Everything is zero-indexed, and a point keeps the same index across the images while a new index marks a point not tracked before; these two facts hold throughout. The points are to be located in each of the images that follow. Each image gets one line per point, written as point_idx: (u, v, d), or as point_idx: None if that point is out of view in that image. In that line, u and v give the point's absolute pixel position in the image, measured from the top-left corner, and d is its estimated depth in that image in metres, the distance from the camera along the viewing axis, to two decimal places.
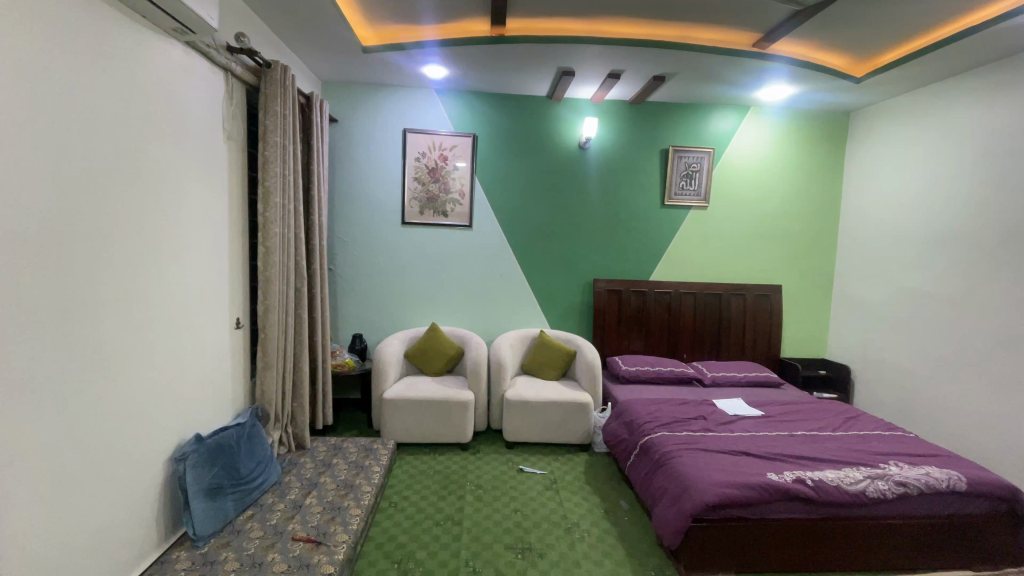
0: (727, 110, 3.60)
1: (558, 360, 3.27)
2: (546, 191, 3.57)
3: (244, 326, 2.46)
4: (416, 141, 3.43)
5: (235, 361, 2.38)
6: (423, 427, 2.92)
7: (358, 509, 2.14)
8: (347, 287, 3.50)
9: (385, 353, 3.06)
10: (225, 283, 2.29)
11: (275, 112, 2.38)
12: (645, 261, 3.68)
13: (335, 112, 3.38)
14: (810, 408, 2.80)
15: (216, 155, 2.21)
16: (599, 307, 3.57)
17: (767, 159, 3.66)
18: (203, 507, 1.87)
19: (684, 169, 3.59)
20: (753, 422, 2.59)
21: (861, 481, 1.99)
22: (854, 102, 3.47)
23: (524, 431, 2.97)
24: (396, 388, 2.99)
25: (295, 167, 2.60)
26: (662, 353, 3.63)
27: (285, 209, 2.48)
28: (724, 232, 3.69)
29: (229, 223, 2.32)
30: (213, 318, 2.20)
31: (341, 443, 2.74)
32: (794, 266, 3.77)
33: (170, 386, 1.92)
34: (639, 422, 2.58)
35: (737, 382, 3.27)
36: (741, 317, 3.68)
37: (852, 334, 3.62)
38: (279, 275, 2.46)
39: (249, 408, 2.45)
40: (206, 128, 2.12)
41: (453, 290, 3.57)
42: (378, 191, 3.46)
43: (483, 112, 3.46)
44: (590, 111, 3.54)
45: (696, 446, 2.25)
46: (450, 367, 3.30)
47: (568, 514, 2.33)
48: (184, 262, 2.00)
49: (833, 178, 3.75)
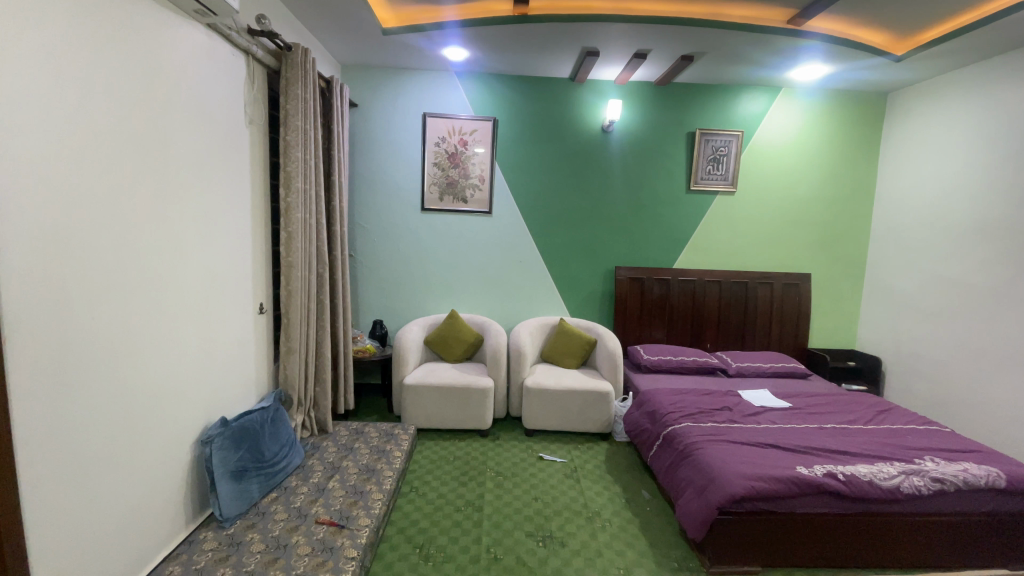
0: (756, 91, 3.47)
1: (578, 348, 3.23)
2: (568, 177, 3.50)
3: (267, 311, 2.47)
4: (436, 125, 3.39)
5: (259, 345, 2.40)
6: (443, 413, 2.92)
7: (380, 493, 2.15)
8: (368, 273, 3.50)
9: (405, 339, 3.06)
10: (248, 268, 2.30)
11: (296, 96, 2.36)
12: (669, 248, 3.59)
13: (356, 96, 3.36)
14: (840, 401, 2.71)
15: (238, 141, 2.20)
16: (621, 294, 3.51)
17: (798, 143, 3.52)
18: (229, 488, 1.90)
19: (711, 154, 3.48)
20: (780, 414, 2.52)
21: (895, 476, 1.92)
22: (893, 82, 3.31)
23: (543, 419, 2.95)
24: (416, 375, 2.99)
25: (316, 152, 2.59)
26: (685, 342, 3.56)
27: (307, 194, 2.47)
28: (751, 218, 3.58)
29: (252, 209, 2.32)
30: (237, 303, 2.22)
31: (363, 428, 2.76)
32: (824, 254, 3.65)
33: (195, 371, 1.94)
34: (662, 411, 2.54)
35: (762, 373, 3.19)
36: (768, 306, 3.58)
37: (884, 325, 3.50)
38: (301, 261, 2.46)
39: (273, 392, 2.47)
40: (228, 114, 2.12)
41: (473, 277, 3.54)
42: (398, 176, 3.43)
43: (504, 95, 3.39)
44: (614, 93, 3.44)
45: (721, 437, 2.20)
46: (470, 354, 3.29)
47: (589, 503, 2.31)
48: (208, 248, 2.02)
49: (868, 162, 3.59)
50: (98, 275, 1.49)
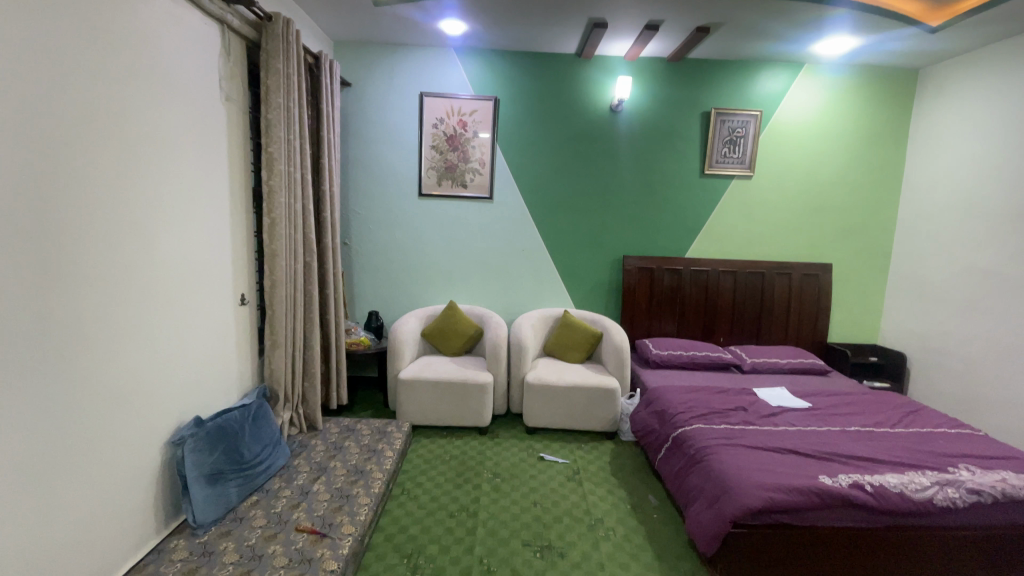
0: (777, 68, 3.23)
1: (583, 342, 3.07)
2: (573, 160, 3.30)
3: (249, 303, 2.32)
4: (433, 106, 3.20)
5: (242, 338, 2.26)
6: (439, 410, 2.77)
7: (367, 497, 2.01)
8: (363, 262, 3.35)
9: (400, 332, 2.91)
10: (227, 257, 2.15)
11: (277, 71, 2.19)
12: (681, 236, 3.39)
13: (348, 75, 3.18)
14: (863, 401, 2.52)
15: (213, 119, 2.04)
16: (629, 285, 3.33)
17: (821, 123, 3.29)
18: (203, 493, 1.77)
19: (727, 135, 3.26)
20: (799, 415, 2.34)
21: (928, 487, 1.73)
22: (926, 57, 3.05)
23: (545, 416, 2.80)
24: (412, 369, 2.84)
25: (301, 133, 2.42)
26: (696, 336, 3.38)
27: (291, 178, 2.30)
28: (769, 205, 3.36)
29: (231, 192, 2.16)
30: (215, 295, 2.08)
31: (355, 425, 2.62)
32: (847, 243, 3.42)
33: (165, 369, 1.80)
34: (672, 412, 2.36)
35: (779, 369, 3.00)
36: (785, 298, 3.37)
37: (910, 319, 3.28)
38: (286, 249, 2.30)
39: (257, 388, 2.34)
40: (201, 90, 1.95)
41: (472, 266, 3.38)
42: (394, 159, 3.26)
43: (505, 73, 3.19)
44: (623, 70, 3.22)
45: (735, 442, 2.02)
46: (469, 347, 3.14)
47: (592, 509, 2.16)
48: (181, 236, 1.87)
49: (897, 144, 3.34)
50: (45, 264, 1.34)
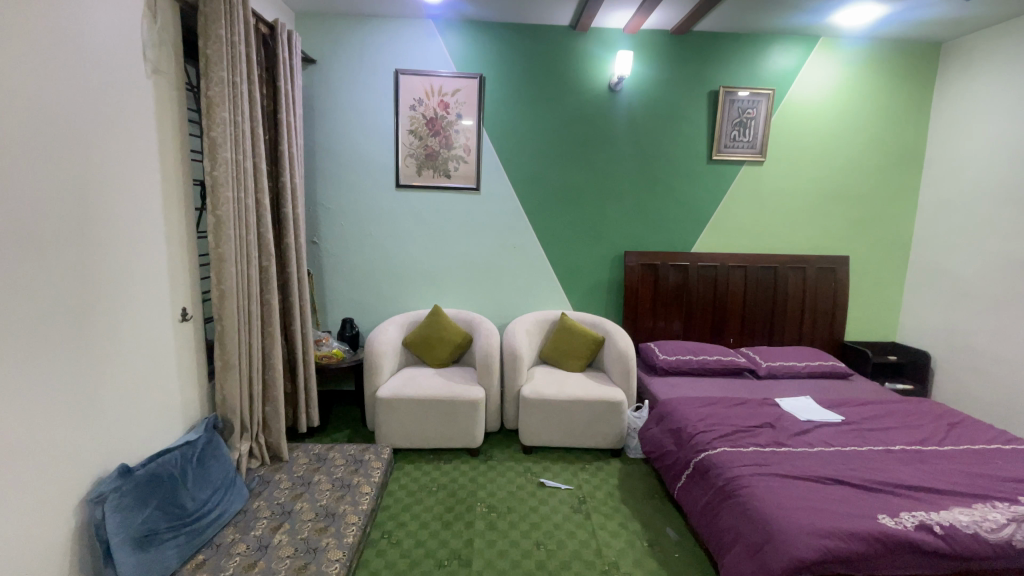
0: (791, 42, 2.93)
1: (583, 348, 2.76)
2: (569, 145, 2.97)
3: (195, 318, 1.94)
4: (410, 85, 2.84)
5: (185, 360, 1.89)
6: (425, 431, 2.44)
7: (338, 550, 1.68)
8: (335, 263, 2.99)
9: (377, 342, 2.57)
10: (163, 265, 1.76)
11: (218, 37, 1.78)
12: (687, 228, 3.10)
13: (312, 51, 2.80)
14: (897, 413, 2.28)
15: (136, 94, 1.63)
16: (631, 283, 3.03)
17: (837, 103, 3.01)
18: (132, 562, 1.42)
19: (736, 117, 2.96)
20: (833, 432, 2.07)
21: (1004, 526, 1.47)
22: (954, 29, 2.77)
23: (543, 434, 2.49)
24: (392, 385, 2.50)
25: (252, 115, 2.03)
26: (705, 337, 3.10)
27: (240, 168, 1.92)
28: (781, 193, 3.09)
29: (166, 186, 1.77)
30: (147, 311, 1.69)
31: (327, 452, 2.28)
32: (863, 233, 3.16)
33: (79, 411, 1.42)
34: (690, 431, 2.07)
35: (797, 374, 2.74)
36: (799, 295, 3.11)
37: (932, 315, 3.05)
38: (236, 253, 1.93)
39: (208, 418, 1.98)
40: (117, 59, 1.55)
41: (459, 266, 3.04)
42: (367, 147, 2.90)
43: (491, 48, 2.84)
44: (623, 44, 2.89)
45: (771, 471, 1.74)
46: (456, 356, 2.81)
47: (604, 550, 1.86)
48: (94, 242, 1.48)
49: (917, 125, 3.08)
50: None
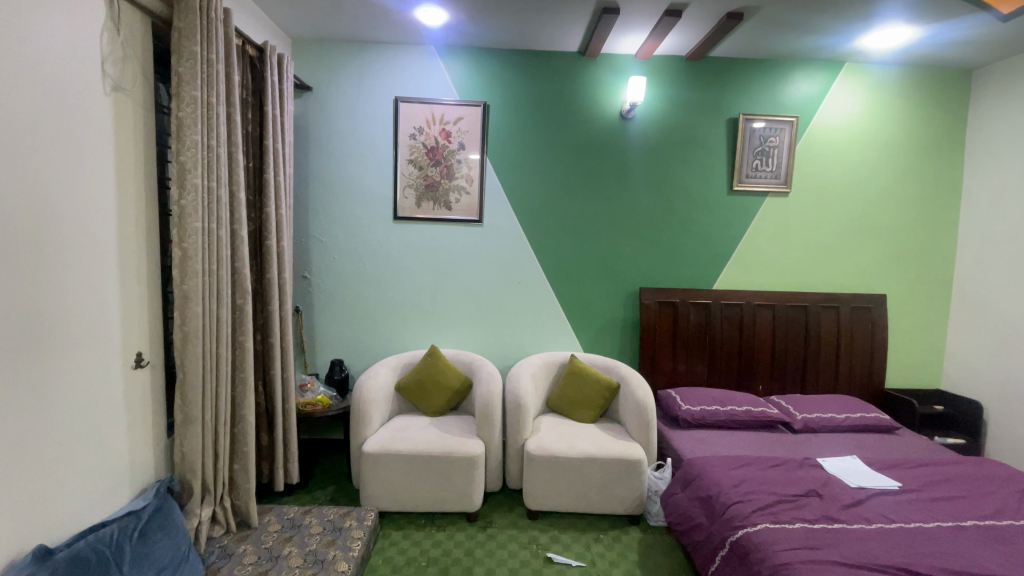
0: (813, 69, 2.77)
1: (596, 396, 2.49)
2: (579, 175, 2.78)
3: (153, 364, 1.71)
4: (410, 113, 2.69)
5: (139, 412, 1.65)
6: (416, 491, 2.15)
7: None
8: (327, 300, 2.77)
9: (367, 388, 2.31)
10: (116, 304, 1.55)
11: (192, 55, 1.63)
12: (706, 263, 2.86)
13: (309, 78, 2.68)
14: (961, 478, 1.96)
15: (94, 114, 1.45)
16: (648, 323, 2.77)
17: (865, 131, 2.81)
18: None
19: (758, 145, 2.77)
20: (892, 502, 1.76)
21: None
22: (989, 53, 2.59)
23: (551, 497, 2.18)
24: (382, 437, 2.23)
25: (230, 140, 1.85)
26: (731, 383, 2.81)
27: (213, 196, 1.73)
28: (808, 227, 2.85)
29: (125, 217, 1.58)
30: (92, 358, 1.47)
31: (303, 517, 1.99)
32: (899, 270, 2.90)
33: None
34: (723, 501, 1.77)
35: (838, 427, 2.44)
36: (833, 337, 2.83)
37: (982, 360, 2.74)
38: (205, 290, 1.71)
39: (164, 480, 1.72)
40: (73, 76, 1.38)
41: (459, 303, 2.81)
42: (364, 176, 2.73)
43: (496, 74, 2.70)
44: (635, 70, 2.74)
45: (827, 557, 1.43)
46: (455, 403, 2.54)
47: None
48: (29, 276, 1.27)
49: (954, 154, 2.85)
50: None
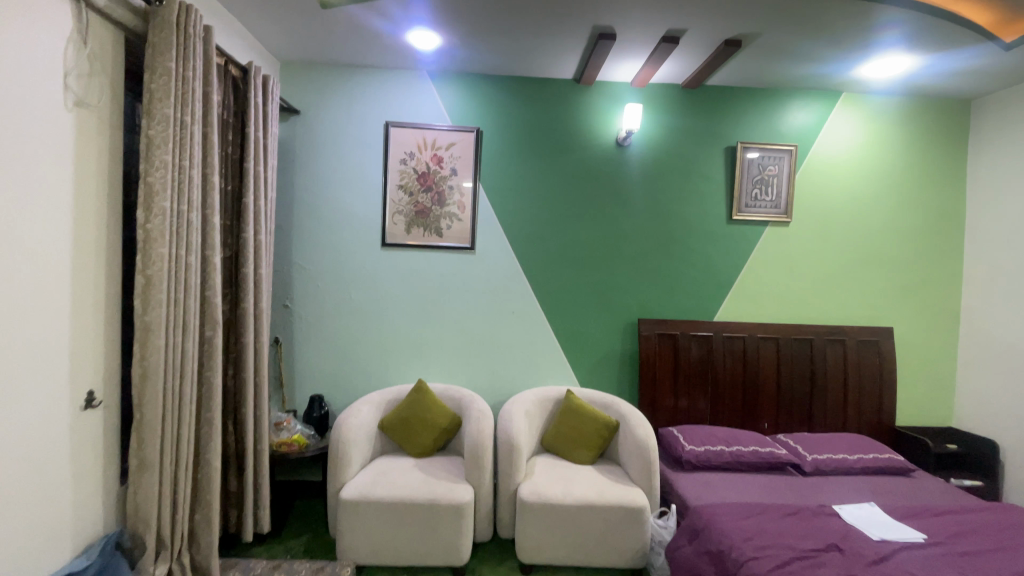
0: (810, 98, 2.74)
1: (594, 435, 2.33)
2: (574, 202, 2.70)
3: (106, 404, 1.55)
4: (401, 138, 2.62)
5: (87, 458, 1.48)
6: (397, 543, 1.96)
7: None
8: (309, 331, 2.63)
9: (348, 427, 2.15)
10: (66, 338, 1.40)
11: (166, 71, 1.53)
12: (706, 294, 2.76)
13: (298, 101, 2.60)
14: (990, 529, 1.81)
15: (52, 131, 1.34)
16: (647, 357, 2.64)
17: (864, 161, 2.77)
18: None
19: (757, 174, 2.71)
20: (920, 558, 1.60)
21: None
22: (988, 84, 2.57)
23: (545, 549, 2.00)
24: (362, 481, 2.06)
25: (206, 161, 1.75)
26: (735, 421, 2.66)
27: (183, 220, 1.61)
28: (809, 257, 2.77)
29: (83, 242, 1.45)
30: (35, 399, 1.31)
31: None
32: (904, 302, 2.82)
33: None
34: (735, 557, 1.60)
35: (850, 470, 2.29)
36: (840, 372, 2.71)
37: (995, 398, 2.62)
38: (170, 322, 1.57)
39: (113, 535, 1.53)
40: (31, 90, 1.27)
41: (449, 334, 2.68)
42: (351, 201, 2.63)
43: (490, 100, 2.65)
44: (631, 98, 2.70)
45: None
46: (442, 443, 2.37)
47: None
48: None
49: (955, 184, 2.81)
50: None
